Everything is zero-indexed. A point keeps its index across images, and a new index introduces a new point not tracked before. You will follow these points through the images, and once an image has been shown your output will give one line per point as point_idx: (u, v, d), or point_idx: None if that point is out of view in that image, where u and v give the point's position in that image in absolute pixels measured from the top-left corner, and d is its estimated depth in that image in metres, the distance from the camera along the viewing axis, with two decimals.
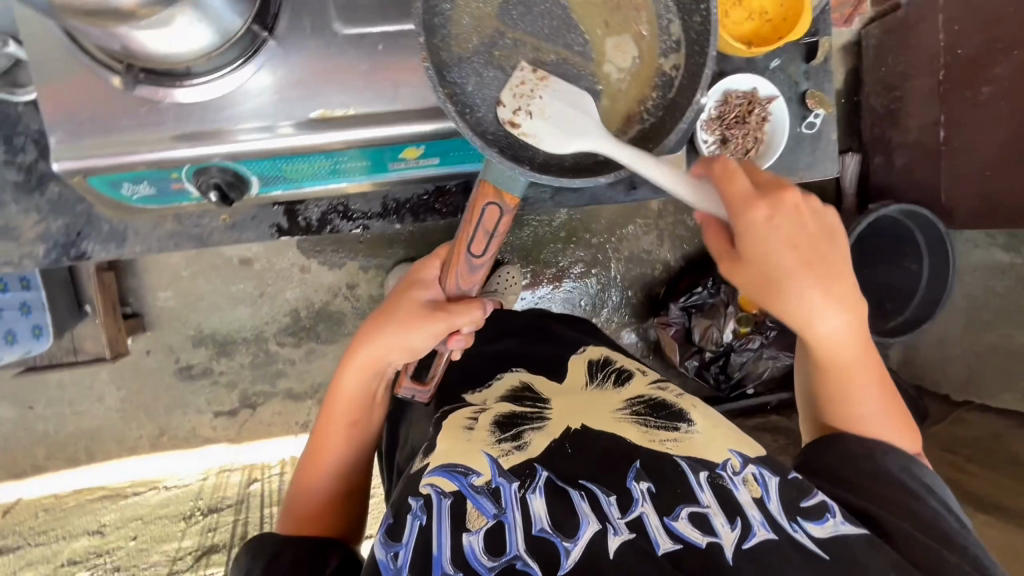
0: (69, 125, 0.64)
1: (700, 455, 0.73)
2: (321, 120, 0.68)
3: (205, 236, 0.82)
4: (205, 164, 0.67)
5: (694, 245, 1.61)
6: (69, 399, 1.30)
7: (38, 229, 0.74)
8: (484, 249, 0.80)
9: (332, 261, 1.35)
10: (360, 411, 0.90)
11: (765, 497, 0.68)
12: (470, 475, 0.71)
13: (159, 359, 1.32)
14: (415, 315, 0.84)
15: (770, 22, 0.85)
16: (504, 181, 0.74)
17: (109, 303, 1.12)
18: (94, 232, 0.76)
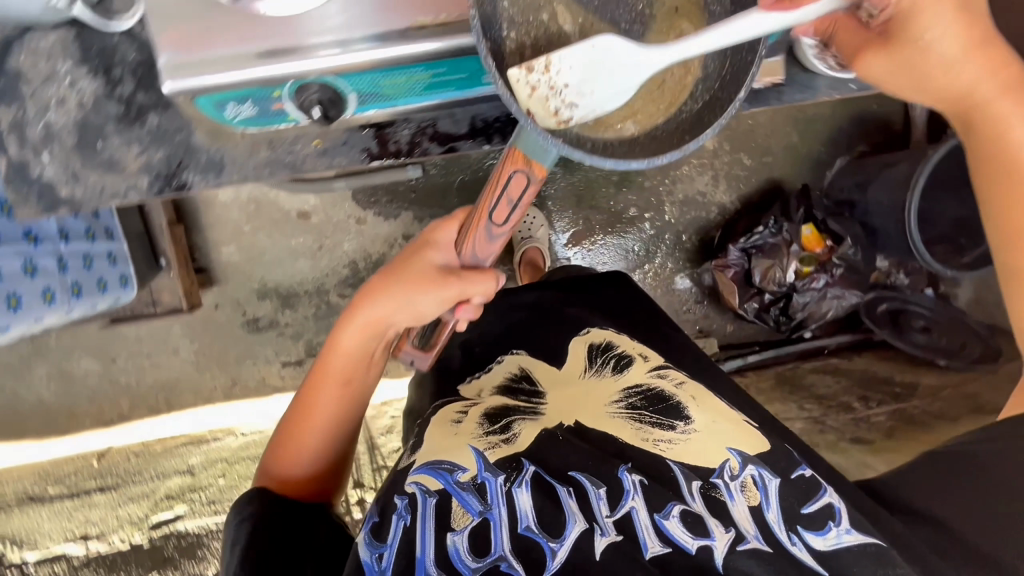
0: (171, 36, 0.51)
1: (693, 461, 0.76)
2: (421, 29, 0.54)
3: (298, 163, 0.68)
4: (304, 79, 0.54)
5: (751, 185, 1.56)
6: (146, 352, 1.37)
7: (140, 160, 0.64)
8: (506, 218, 0.69)
9: (387, 212, 1.36)
10: (356, 373, 0.82)
11: (763, 505, 0.72)
12: (455, 471, 0.72)
13: (227, 313, 1.36)
14: (423, 272, 0.75)
15: None
16: (537, 151, 0.63)
17: (181, 256, 1.15)
18: (192, 163, 0.65)
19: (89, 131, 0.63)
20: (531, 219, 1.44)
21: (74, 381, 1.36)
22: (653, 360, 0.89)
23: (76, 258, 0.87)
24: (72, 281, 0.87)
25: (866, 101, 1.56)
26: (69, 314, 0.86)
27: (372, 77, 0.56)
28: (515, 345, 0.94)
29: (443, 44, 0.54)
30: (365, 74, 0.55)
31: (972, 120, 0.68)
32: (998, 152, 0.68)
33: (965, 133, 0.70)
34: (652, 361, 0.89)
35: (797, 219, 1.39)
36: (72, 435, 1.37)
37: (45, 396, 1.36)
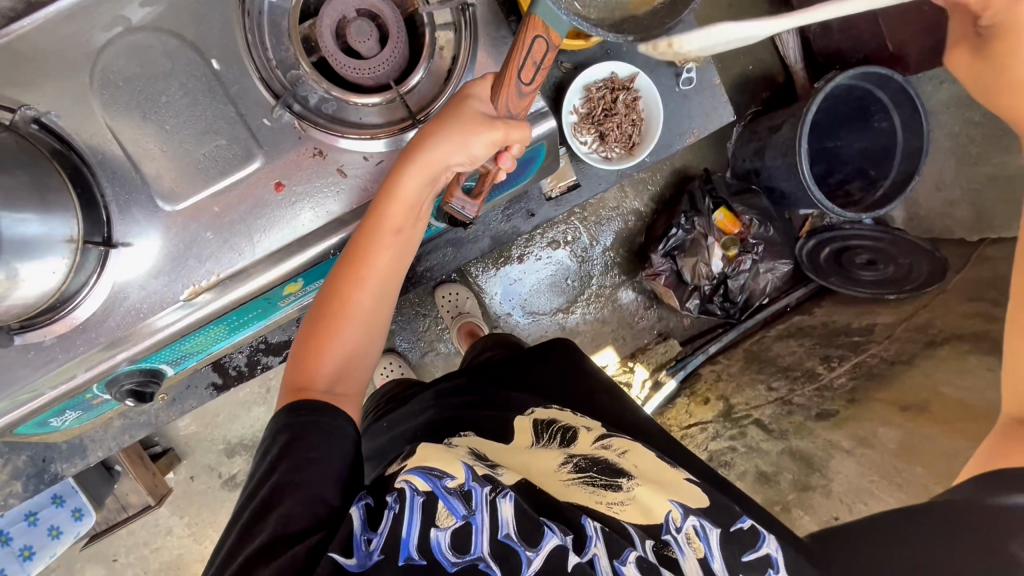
0: None
1: (644, 518, 0.65)
2: (195, 297, 0.61)
3: (154, 419, 0.94)
4: (112, 376, 0.63)
5: (658, 183, 1.57)
6: (143, 541, 1.40)
7: (8, 469, 0.86)
8: (535, 77, 0.61)
9: None
10: (406, 223, 0.66)
11: (708, 556, 0.63)
12: (445, 476, 0.61)
13: (204, 480, 1.39)
14: (473, 116, 0.61)
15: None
16: (550, 19, 0.56)
17: (135, 457, 1.19)
18: (57, 455, 0.89)
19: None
20: (458, 294, 1.45)
21: None
22: (596, 429, 0.78)
23: (19, 521, 1.07)
24: (24, 543, 1.07)
25: (740, 64, 1.53)
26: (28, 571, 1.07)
27: (174, 347, 0.65)
28: (459, 430, 0.80)
29: (248, 286, 0.62)
30: (169, 347, 0.64)
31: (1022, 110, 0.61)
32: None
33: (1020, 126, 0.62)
34: (596, 430, 0.78)
35: (706, 210, 1.38)
36: None
37: None
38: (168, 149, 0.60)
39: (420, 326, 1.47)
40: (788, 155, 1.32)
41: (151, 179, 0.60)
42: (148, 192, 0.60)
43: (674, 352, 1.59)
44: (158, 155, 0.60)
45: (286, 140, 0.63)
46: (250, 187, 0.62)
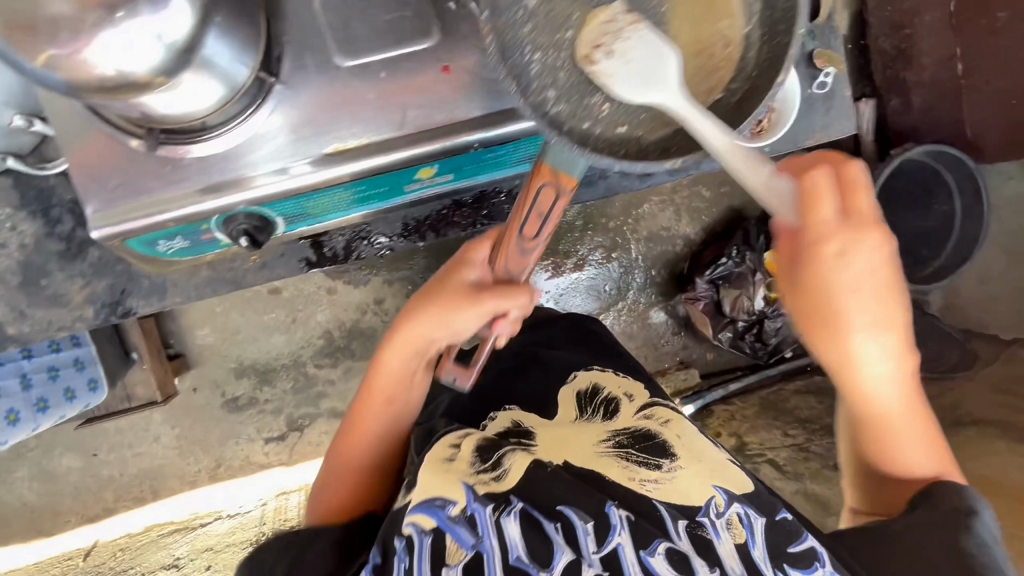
0: (106, 190, 0.61)
1: (681, 500, 0.74)
2: (337, 153, 0.63)
3: (239, 279, 0.77)
4: (230, 212, 0.63)
5: (712, 215, 1.59)
6: (128, 442, 1.37)
7: (84, 293, 0.70)
8: (537, 231, 0.63)
9: (356, 280, 1.37)
10: (396, 391, 0.83)
11: (747, 542, 0.70)
12: (446, 506, 0.70)
13: (207, 394, 1.37)
14: (459, 293, 0.73)
15: None
16: (563, 160, 0.59)
17: (153, 350, 1.17)
18: (136, 290, 0.72)
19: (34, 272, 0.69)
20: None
21: (56, 479, 1.36)
22: (636, 402, 0.90)
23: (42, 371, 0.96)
24: (39, 395, 0.95)
25: None
26: (34, 428, 0.94)
27: (295, 203, 0.66)
28: (505, 403, 0.91)
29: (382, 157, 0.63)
30: (289, 201, 0.65)
31: (835, 363, 0.61)
32: (864, 408, 0.66)
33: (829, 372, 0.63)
34: (636, 403, 0.90)
35: (758, 248, 1.42)
36: (58, 534, 1.36)
37: (28, 498, 1.36)
38: (354, 11, 0.64)
39: None
40: None
41: (330, 34, 0.64)
42: (326, 45, 0.64)
43: (693, 382, 1.60)
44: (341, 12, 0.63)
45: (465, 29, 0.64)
46: (418, 64, 0.64)
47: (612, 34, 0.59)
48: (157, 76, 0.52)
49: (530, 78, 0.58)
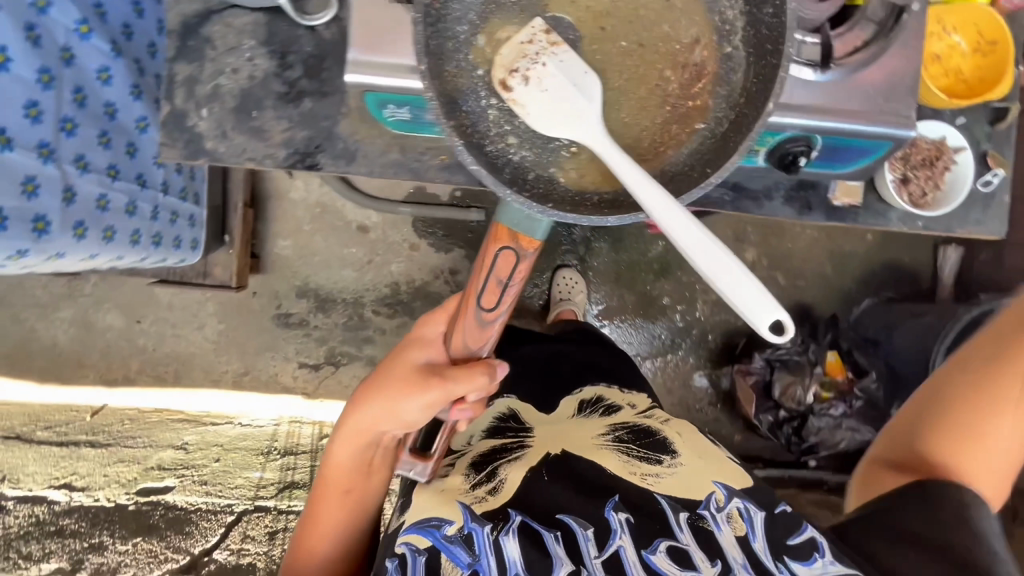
0: (363, 38, 0.55)
1: (680, 493, 0.72)
2: None
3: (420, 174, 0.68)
4: None
5: (781, 303, 1.60)
6: (174, 321, 1.38)
7: (284, 135, 0.66)
8: (496, 298, 0.60)
9: (441, 245, 1.41)
10: (355, 482, 0.78)
11: (749, 535, 0.68)
12: (442, 526, 0.68)
13: (263, 302, 1.38)
14: (408, 378, 0.70)
15: (968, 81, 0.69)
16: (525, 223, 0.56)
17: (244, 239, 1.21)
18: (329, 149, 0.66)
19: (249, 102, 0.65)
20: (572, 284, 1.48)
21: (93, 332, 1.37)
22: (639, 408, 0.88)
23: (146, 206, 0.84)
24: (138, 229, 0.83)
25: (904, 249, 1.60)
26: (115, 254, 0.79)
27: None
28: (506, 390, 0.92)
29: None
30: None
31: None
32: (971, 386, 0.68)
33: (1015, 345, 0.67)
34: (639, 408, 0.88)
35: (824, 343, 1.44)
36: (72, 385, 1.36)
37: (60, 340, 1.36)
38: None
39: None
40: (924, 343, 1.34)
41: None
42: None
43: None
44: None
45: None
46: None
47: (529, 56, 0.48)
48: None
49: (482, 128, 0.50)
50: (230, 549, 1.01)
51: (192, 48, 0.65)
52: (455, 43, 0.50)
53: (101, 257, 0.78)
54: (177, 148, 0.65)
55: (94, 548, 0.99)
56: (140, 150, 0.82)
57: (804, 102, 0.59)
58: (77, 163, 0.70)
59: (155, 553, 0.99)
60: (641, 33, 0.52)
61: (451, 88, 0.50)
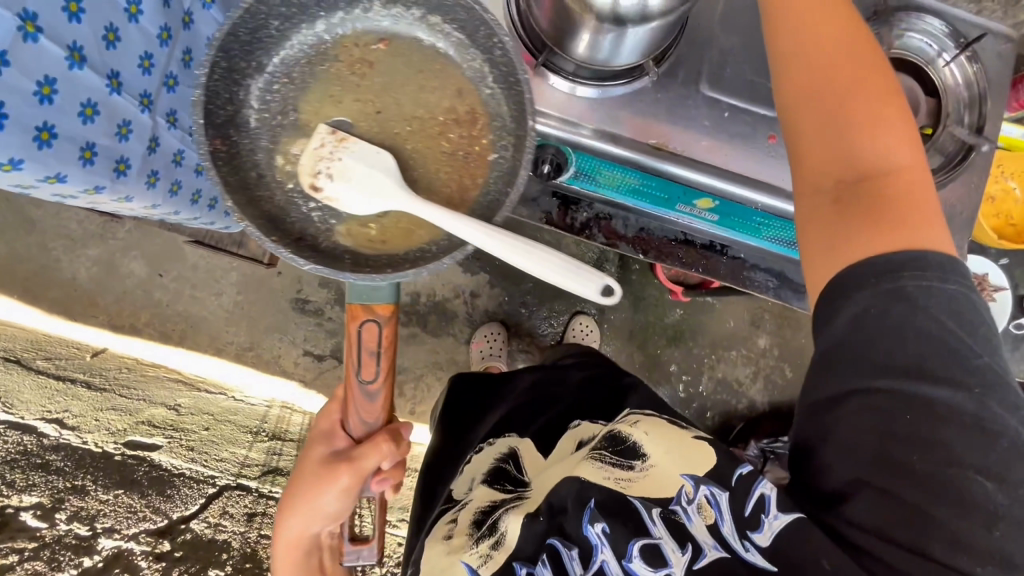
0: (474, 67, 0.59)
1: (653, 492, 0.69)
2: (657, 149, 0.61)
3: None
4: (545, 139, 0.61)
5: (784, 395, 1.60)
6: (194, 282, 1.40)
7: None
8: (376, 368, 0.64)
9: (468, 266, 1.43)
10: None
11: (718, 522, 0.65)
12: None
13: (285, 283, 1.40)
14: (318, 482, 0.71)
15: (1015, 226, 0.77)
16: (371, 295, 0.60)
17: None
18: None
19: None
20: (587, 331, 1.45)
21: (113, 276, 1.38)
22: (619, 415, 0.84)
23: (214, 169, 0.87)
24: (177, 180, 0.78)
25: None
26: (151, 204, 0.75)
27: (591, 163, 0.63)
28: (507, 429, 0.93)
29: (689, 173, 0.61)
30: (583, 160, 0.62)
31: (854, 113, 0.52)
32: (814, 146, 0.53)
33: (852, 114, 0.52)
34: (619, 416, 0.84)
35: None
36: (79, 323, 1.36)
37: (80, 277, 1.37)
38: (737, 50, 0.62)
39: (538, 327, 1.48)
40: None
41: (707, 58, 0.62)
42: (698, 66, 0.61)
43: None
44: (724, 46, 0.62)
45: None
46: (754, 125, 0.61)
47: (325, 156, 0.52)
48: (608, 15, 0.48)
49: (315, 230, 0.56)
50: (207, 523, 0.95)
51: None
52: (257, 153, 0.55)
53: (160, 209, 0.79)
54: None
55: (76, 491, 0.85)
56: None
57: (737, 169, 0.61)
58: (166, 117, 0.72)
59: (134, 509, 0.88)
60: (420, 120, 0.57)
61: (272, 209, 0.55)
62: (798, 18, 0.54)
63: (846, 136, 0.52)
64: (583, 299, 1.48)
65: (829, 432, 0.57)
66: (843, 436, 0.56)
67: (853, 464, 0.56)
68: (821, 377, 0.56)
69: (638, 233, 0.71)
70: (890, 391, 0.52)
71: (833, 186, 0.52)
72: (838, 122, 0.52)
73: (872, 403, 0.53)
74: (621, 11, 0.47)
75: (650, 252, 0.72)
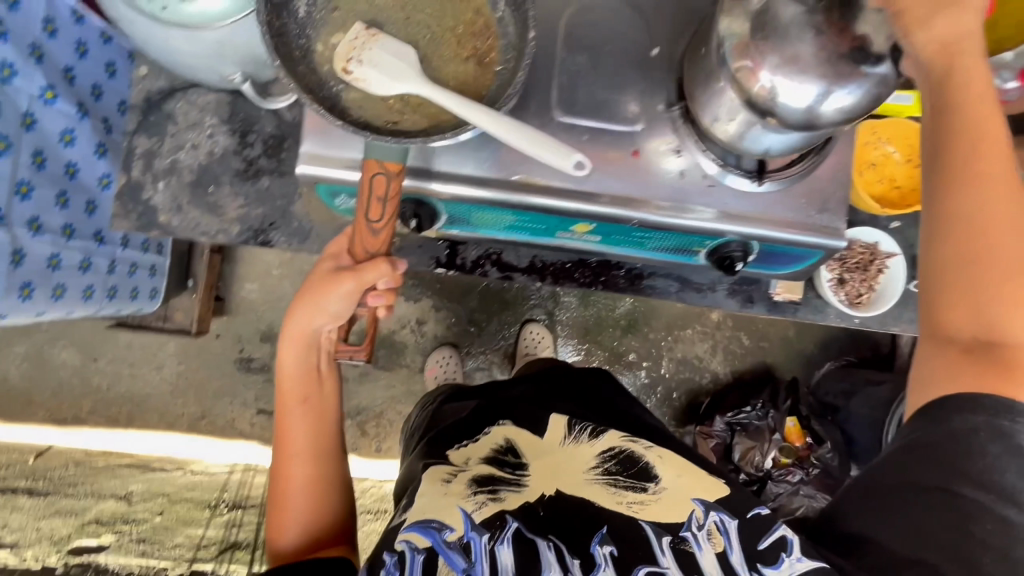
0: (324, 132, 0.57)
1: (663, 518, 0.63)
2: (523, 185, 0.59)
3: None
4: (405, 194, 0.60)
5: (745, 363, 1.62)
6: (132, 361, 1.36)
7: (239, 212, 0.67)
8: (381, 212, 0.55)
9: (408, 295, 1.42)
10: (310, 395, 0.70)
11: (727, 551, 0.60)
12: (443, 529, 0.61)
13: (226, 345, 1.37)
14: (325, 269, 0.61)
15: (900, 188, 0.74)
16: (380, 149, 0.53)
17: (209, 284, 1.19)
18: (284, 227, 0.67)
19: (206, 177, 0.66)
20: (539, 338, 1.43)
21: (46, 369, 1.34)
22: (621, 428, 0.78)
23: (105, 261, 0.85)
24: (90, 284, 0.82)
25: None
26: (39, 314, 0.75)
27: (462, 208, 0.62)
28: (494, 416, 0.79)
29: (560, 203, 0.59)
30: (455, 208, 0.62)
31: (1014, 273, 0.44)
32: (955, 275, 0.46)
33: (1004, 272, 0.44)
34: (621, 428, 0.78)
35: (783, 409, 1.44)
36: (19, 424, 1.32)
37: (11, 376, 1.33)
38: (589, 68, 0.62)
39: (490, 343, 1.47)
40: (876, 411, 1.36)
41: (555, 83, 0.61)
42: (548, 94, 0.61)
43: None
44: (576, 67, 0.61)
45: (661, 133, 0.62)
46: (615, 144, 0.61)
47: (359, 46, 0.51)
48: (779, 116, 0.51)
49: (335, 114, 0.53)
50: None
51: (154, 124, 0.66)
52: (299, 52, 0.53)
53: (48, 315, 0.77)
54: (130, 220, 0.66)
55: None
56: (101, 207, 0.82)
57: (615, 189, 0.60)
58: (29, 225, 0.70)
59: None
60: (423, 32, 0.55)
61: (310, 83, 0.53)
62: (970, 127, 0.45)
63: (995, 303, 0.45)
64: (530, 306, 1.48)
65: (893, 509, 0.51)
66: (911, 516, 0.50)
67: (900, 520, 0.51)
68: (901, 463, 0.51)
69: (533, 264, 0.72)
70: (976, 497, 0.47)
71: (964, 338, 0.46)
72: (994, 289, 0.45)
73: (954, 499, 0.48)
74: (776, 107, 0.50)
75: (546, 280, 0.73)
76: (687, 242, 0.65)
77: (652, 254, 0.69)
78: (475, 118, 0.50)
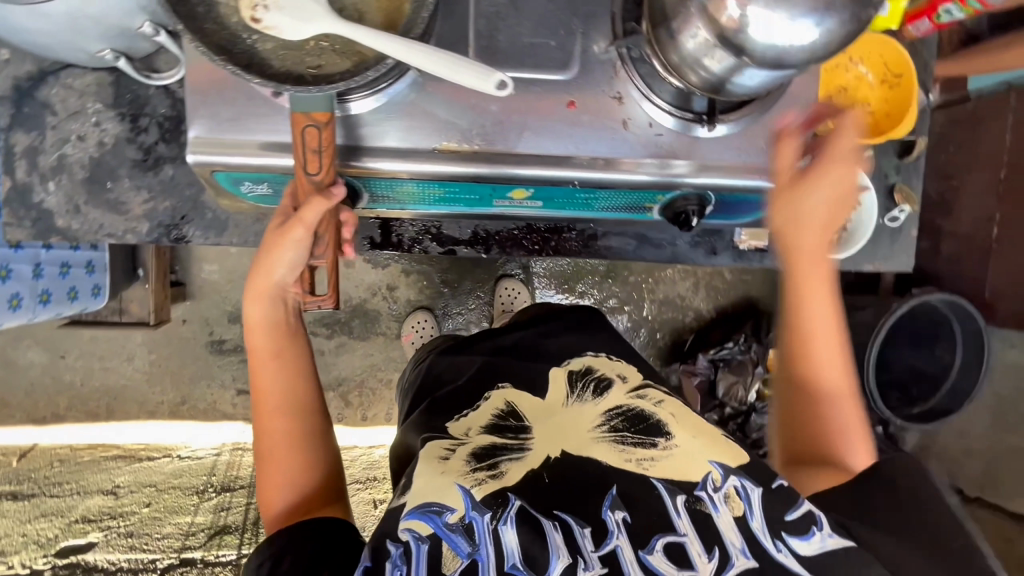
0: (210, 112, 0.50)
1: (677, 475, 0.54)
2: (445, 153, 0.53)
3: None
4: None
5: (729, 298, 1.59)
6: (100, 354, 1.33)
7: (146, 207, 0.62)
8: (321, 166, 0.49)
9: (376, 261, 1.36)
10: (286, 351, 0.59)
11: (746, 516, 0.52)
12: (445, 512, 0.50)
13: (194, 329, 1.33)
14: (275, 223, 0.52)
15: (873, 113, 0.68)
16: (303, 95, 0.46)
17: (160, 271, 1.14)
18: (198, 219, 0.63)
19: (101, 171, 0.61)
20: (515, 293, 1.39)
21: (14, 371, 1.31)
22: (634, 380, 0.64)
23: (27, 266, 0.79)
24: (15, 291, 0.77)
25: None
26: None
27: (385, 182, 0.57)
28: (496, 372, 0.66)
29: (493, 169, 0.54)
30: (375, 181, 0.56)
31: None
32: None
33: None
34: (632, 381, 0.63)
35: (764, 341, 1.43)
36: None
37: None
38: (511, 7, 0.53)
39: (465, 303, 1.43)
40: None
41: (473, 28, 0.53)
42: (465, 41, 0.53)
43: None
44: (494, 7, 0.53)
45: (598, 77, 0.54)
46: (546, 93, 0.54)
47: None
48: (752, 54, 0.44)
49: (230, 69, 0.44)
50: None
51: (30, 115, 0.59)
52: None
53: None
54: (26, 228, 0.61)
55: None
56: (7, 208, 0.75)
57: (546, 150, 0.54)
58: None
59: None
60: None
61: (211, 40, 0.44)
62: None
63: None
64: (504, 261, 1.42)
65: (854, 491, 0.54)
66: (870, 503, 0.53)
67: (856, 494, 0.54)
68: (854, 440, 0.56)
69: (476, 234, 0.70)
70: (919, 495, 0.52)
71: None
72: None
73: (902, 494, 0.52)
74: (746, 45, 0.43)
75: (491, 250, 0.71)
76: (638, 198, 0.59)
77: (603, 215, 0.64)
78: (396, 53, 0.42)
